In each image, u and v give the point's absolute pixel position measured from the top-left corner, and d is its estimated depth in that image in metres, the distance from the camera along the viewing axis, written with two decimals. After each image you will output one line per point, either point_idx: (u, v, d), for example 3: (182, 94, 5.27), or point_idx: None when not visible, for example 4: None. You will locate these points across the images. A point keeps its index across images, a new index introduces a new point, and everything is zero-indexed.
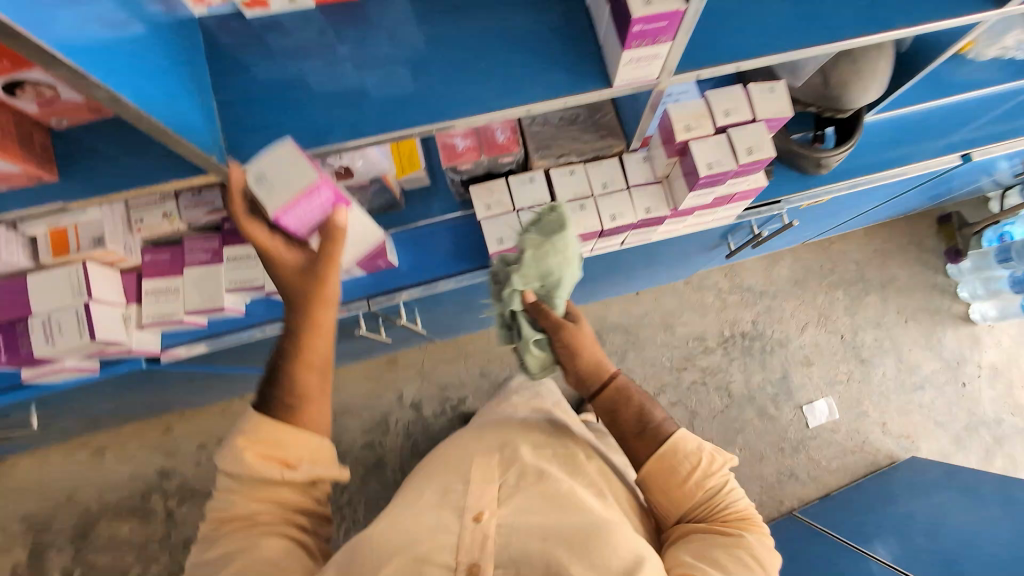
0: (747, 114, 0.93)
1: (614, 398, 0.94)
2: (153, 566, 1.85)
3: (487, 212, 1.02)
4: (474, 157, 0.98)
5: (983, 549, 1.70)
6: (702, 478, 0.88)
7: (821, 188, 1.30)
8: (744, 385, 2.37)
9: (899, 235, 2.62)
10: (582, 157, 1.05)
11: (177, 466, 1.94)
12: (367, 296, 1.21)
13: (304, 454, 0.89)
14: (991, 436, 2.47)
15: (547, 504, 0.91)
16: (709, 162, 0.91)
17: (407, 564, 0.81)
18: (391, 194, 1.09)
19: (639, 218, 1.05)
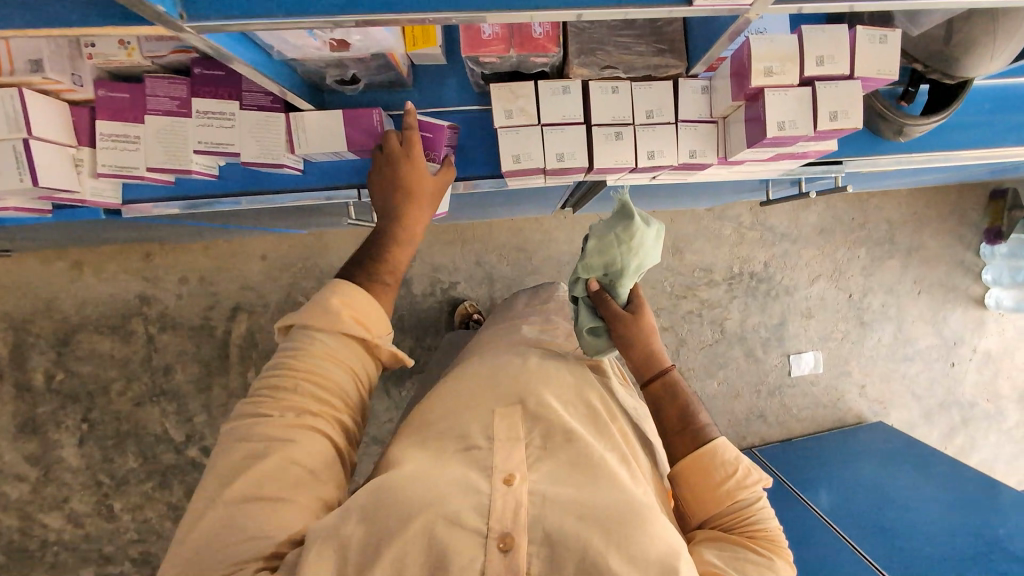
0: (844, 68, 0.79)
1: (659, 390, 1.01)
2: (136, 384, 1.92)
3: (505, 119, 0.87)
4: (501, 50, 0.81)
5: (918, 528, 1.77)
6: (736, 487, 0.93)
7: (891, 155, 1.13)
8: (738, 323, 2.33)
9: (945, 202, 2.43)
10: (630, 73, 0.89)
11: (158, 295, 1.91)
12: (359, 184, 1.10)
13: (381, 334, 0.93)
14: (960, 417, 2.50)
15: (578, 473, 0.87)
16: (781, 123, 0.79)
17: (435, 522, 0.76)
18: (396, 73, 0.93)
19: (681, 161, 0.91)
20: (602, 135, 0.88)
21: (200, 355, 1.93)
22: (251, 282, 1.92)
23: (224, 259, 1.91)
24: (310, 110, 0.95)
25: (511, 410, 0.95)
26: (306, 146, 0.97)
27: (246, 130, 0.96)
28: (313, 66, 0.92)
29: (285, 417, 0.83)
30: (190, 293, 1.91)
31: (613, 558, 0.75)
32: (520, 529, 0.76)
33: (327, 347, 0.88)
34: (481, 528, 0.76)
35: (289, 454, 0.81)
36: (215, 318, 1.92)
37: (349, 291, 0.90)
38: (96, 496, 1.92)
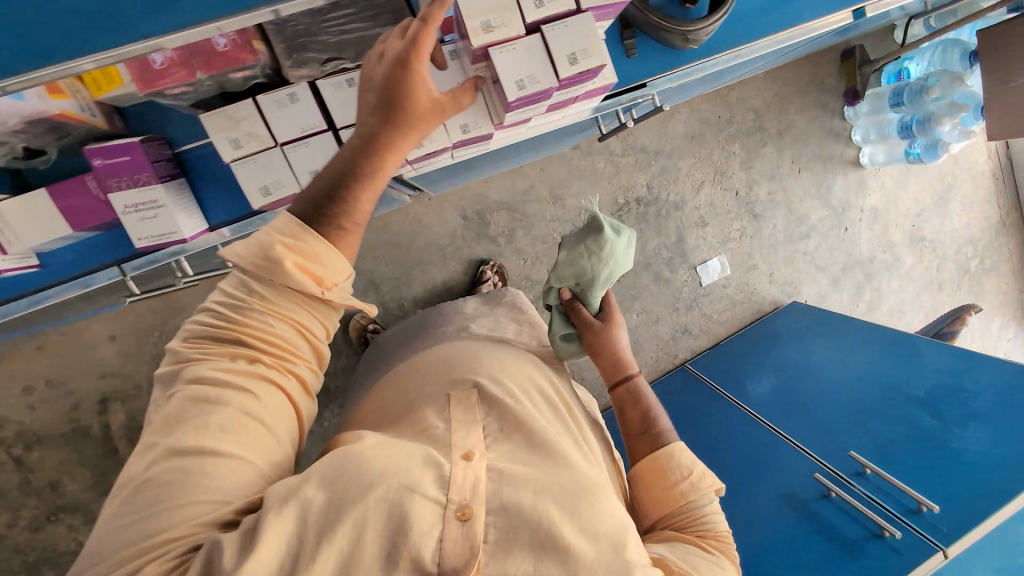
0: (567, 3, 0.77)
1: (623, 397, 1.02)
2: (22, 512, 1.74)
3: (235, 151, 0.86)
4: (185, 75, 0.80)
5: (833, 392, 1.79)
6: (689, 488, 0.91)
7: (688, 66, 1.10)
8: (639, 251, 2.25)
9: (801, 76, 2.42)
10: (357, 61, 0.87)
11: (8, 414, 1.70)
12: (117, 262, 0.96)
13: (338, 279, 0.71)
14: (865, 274, 2.58)
15: (532, 455, 0.81)
16: (520, 80, 0.76)
17: (391, 491, 0.65)
18: (80, 123, 0.82)
19: (455, 139, 0.90)
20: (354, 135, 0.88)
21: (85, 459, 1.76)
22: (109, 367, 1.75)
23: (68, 353, 1.72)
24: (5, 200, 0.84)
25: (467, 396, 0.91)
26: (20, 241, 0.86)
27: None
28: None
29: (230, 361, 0.68)
30: (44, 400, 1.72)
31: (568, 528, 0.70)
32: (478, 500, 0.70)
33: (271, 300, 0.70)
34: (441, 499, 0.68)
35: (241, 410, 0.66)
36: (85, 417, 1.75)
37: (294, 228, 0.68)
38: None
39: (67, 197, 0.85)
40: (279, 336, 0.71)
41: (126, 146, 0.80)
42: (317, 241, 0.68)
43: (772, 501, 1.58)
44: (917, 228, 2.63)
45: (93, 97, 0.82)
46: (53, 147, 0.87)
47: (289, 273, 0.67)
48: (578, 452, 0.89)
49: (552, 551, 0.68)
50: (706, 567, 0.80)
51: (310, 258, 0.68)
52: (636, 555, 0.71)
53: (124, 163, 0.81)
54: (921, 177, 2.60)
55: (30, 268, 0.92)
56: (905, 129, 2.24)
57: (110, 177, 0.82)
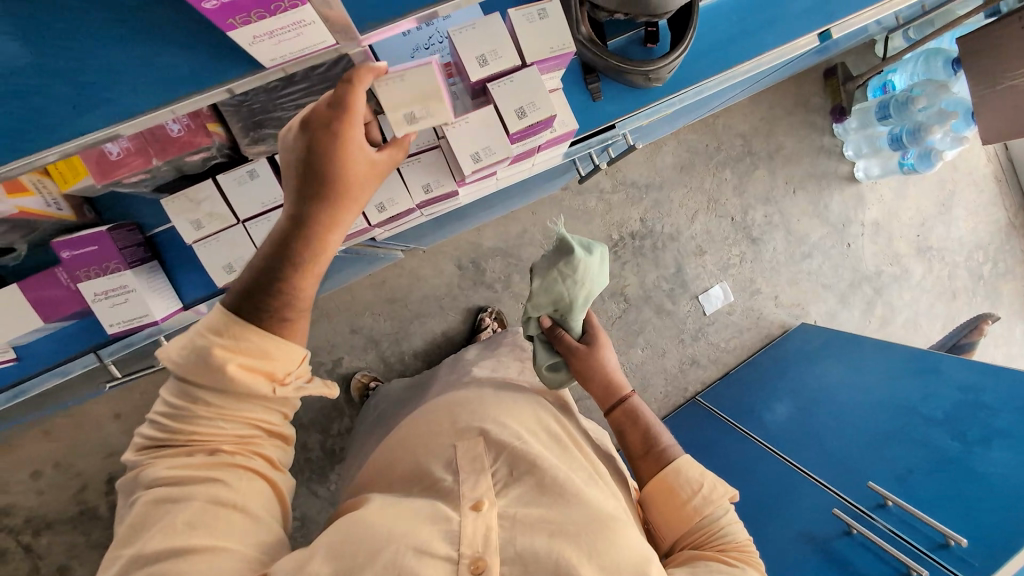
0: (511, 60, 0.77)
1: (621, 417, 0.98)
2: None
3: (197, 232, 0.88)
4: (142, 163, 0.81)
5: (850, 415, 1.72)
6: (702, 503, 0.86)
7: (657, 103, 1.10)
8: (639, 285, 2.23)
9: (786, 98, 2.43)
10: None
11: (16, 500, 1.70)
12: (94, 347, 0.97)
13: (292, 367, 0.70)
14: (874, 289, 2.52)
15: (548, 495, 0.80)
16: (476, 153, 0.82)
17: (404, 553, 0.67)
18: (47, 218, 0.83)
19: (417, 200, 0.91)
20: None
21: (93, 542, 1.73)
22: (114, 445, 1.75)
23: (73, 433, 1.72)
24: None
25: (473, 440, 0.88)
26: None
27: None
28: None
29: (191, 458, 0.67)
30: (51, 485, 1.71)
31: (586, 568, 0.71)
32: (491, 550, 0.71)
33: (219, 402, 0.68)
34: (453, 555, 0.70)
35: (212, 501, 0.64)
36: (91, 498, 1.74)
37: (233, 328, 0.66)
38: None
39: (36, 288, 0.84)
40: (237, 422, 0.69)
41: (93, 235, 0.81)
42: (262, 336, 0.67)
43: (792, 545, 1.51)
44: (922, 238, 2.58)
45: (60, 189, 0.83)
46: (23, 245, 0.87)
47: (234, 375, 0.66)
48: (592, 486, 0.86)
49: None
50: None
51: (248, 353, 0.67)
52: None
53: (92, 252, 0.81)
54: (920, 186, 2.57)
55: (6, 361, 0.92)
56: (896, 140, 2.22)
57: (78, 265, 0.82)
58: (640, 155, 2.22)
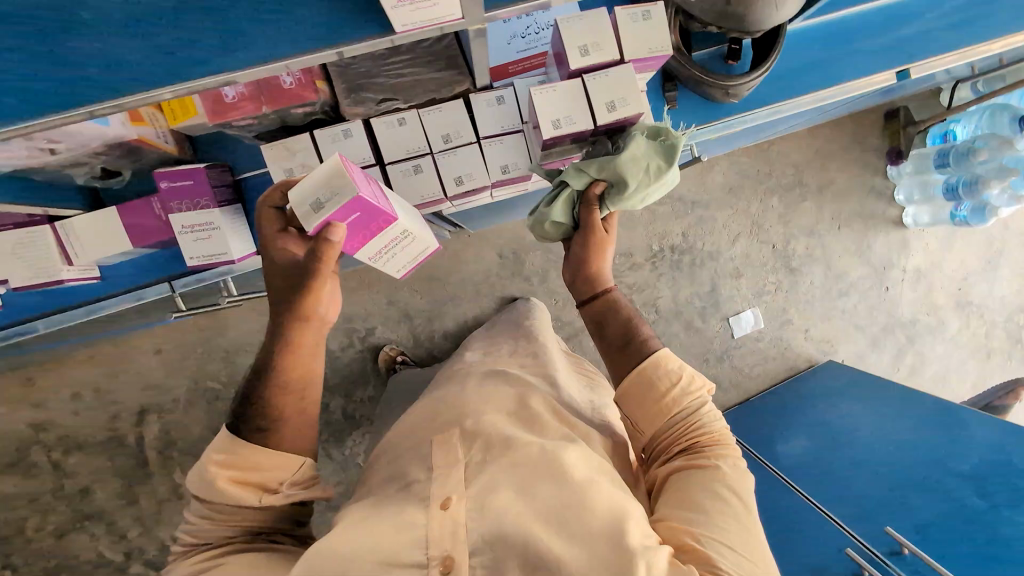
0: (611, 56, 0.80)
1: (597, 309, 0.94)
2: (53, 515, 1.80)
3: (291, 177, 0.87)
4: (254, 109, 0.85)
5: (866, 458, 1.72)
6: (682, 394, 0.89)
7: (730, 118, 1.12)
8: (671, 299, 2.24)
9: (844, 133, 2.42)
10: (410, 103, 0.92)
11: (53, 417, 1.78)
12: (167, 278, 1.02)
13: (284, 476, 0.86)
14: (906, 336, 2.49)
15: (519, 471, 0.83)
16: (557, 119, 0.80)
17: (373, 569, 0.75)
18: (155, 150, 0.87)
19: (493, 179, 0.93)
20: (401, 170, 0.90)
21: (117, 469, 1.82)
22: (150, 380, 1.82)
23: (114, 362, 1.80)
24: (79, 216, 0.89)
25: (449, 437, 0.94)
26: (84, 256, 0.90)
27: (7, 253, 0.88)
28: (56, 169, 0.86)
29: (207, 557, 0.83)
30: (87, 408, 1.79)
31: (554, 541, 0.74)
32: (458, 546, 0.76)
33: (222, 513, 0.84)
34: (423, 560, 0.76)
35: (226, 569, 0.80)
36: (122, 427, 1.81)
37: (230, 443, 0.84)
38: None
39: (131, 213, 0.89)
40: (241, 519, 0.85)
41: (191, 172, 0.86)
42: (254, 452, 0.84)
43: None
44: (963, 292, 2.54)
45: (170, 125, 0.89)
46: (127, 170, 0.94)
47: (226, 489, 0.82)
48: (566, 444, 0.88)
49: (541, 568, 0.72)
50: (706, 493, 0.79)
51: (244, 462, 0.83)
52: (636, 538, 0.73)
53: (188, 188, 0.86)
54: (968, 240, 2.53)
55: (89, 279, 0.96)
56: (951, 191, 2.20)
57: (171, 198, 0.87)
58: (691, 171, 2.23)
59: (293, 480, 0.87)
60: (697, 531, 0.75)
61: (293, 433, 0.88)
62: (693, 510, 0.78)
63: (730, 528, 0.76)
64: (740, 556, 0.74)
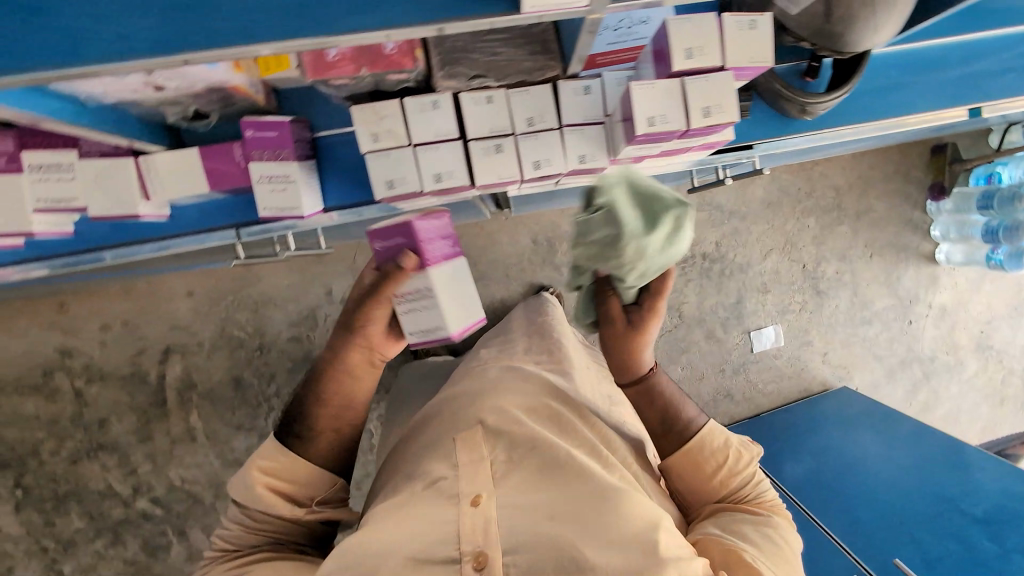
0: (714, 59, 0.75)
1: (637, 395, 0.98)
2: (68, 441, 1.82)
3: (374, 144, 0.80)
4: (350, 71, 0.79)
5: (874, 488, 1.75)
6: (727, 472, 0.94)
7: (797, 136, 1.12)
8: (696, 306, 2.24)
9: (888, 162, 2.41)
10: (503, 82, 0.83)
11: (80, 345, 1.79)
12: (235, 224, 0.99)
13: (314, 493, 0.94)
14: (922, 372, 2.50)
15: (545, 480, 0.89)
16: (652, 118, 0.75)
17: (405, 563, 0.77)
18: (245, 97, 0.86)
19: (570, 167, 0.86)
20: (481, 148, 0.82)
21: (137, 404, 1.84)
22: (179, 321, 1.84)
23: (147, 298, 1.81)
24: (161, 152, 0.87)
25: (472, 432, 0.99)
26: (162, 193, 0.88)
27: (89, 184, 0.85)
28: (148, 105, 0.84)
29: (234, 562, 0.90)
30: (115, 340, 1.81)
31: (586, 545, 0.76)
32: (492, 543, 0.78)
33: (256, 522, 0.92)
34: (455, 555, 0.78)
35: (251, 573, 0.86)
36: (146, 364, 1.83)
37: (270, 450, 0.92)
38: (43, 562, 1.85)
39: (211, 157, 0.88)
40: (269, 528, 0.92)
41: (276, 122, 0.86)
42: (286, 460, 0.92)
43: None
44: (984, 335, 2.54)
45: (261, 78, 0.85)
46: (216, 114, 0.91)
47: (262, 494, 0.89)
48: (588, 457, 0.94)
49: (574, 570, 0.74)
50: (755, 532, 0.86)
51: (280, 470, 0.91)
52: (668, 548, 0.76)
53: (270, 137, 0.85)
54: (997, 284, 2.52)
55: (159, 218, 0.94)
56: (991, 233, 2.19)
57: (252, 146, 0.86)
58: (733, 181, 2.23)
59: (323, 497, 0.95)
60: (746, 551, 0.82)
61: (323, 448, 0.94)
62: (744, 542, 0.84)
63: (771, 567, 0.82)
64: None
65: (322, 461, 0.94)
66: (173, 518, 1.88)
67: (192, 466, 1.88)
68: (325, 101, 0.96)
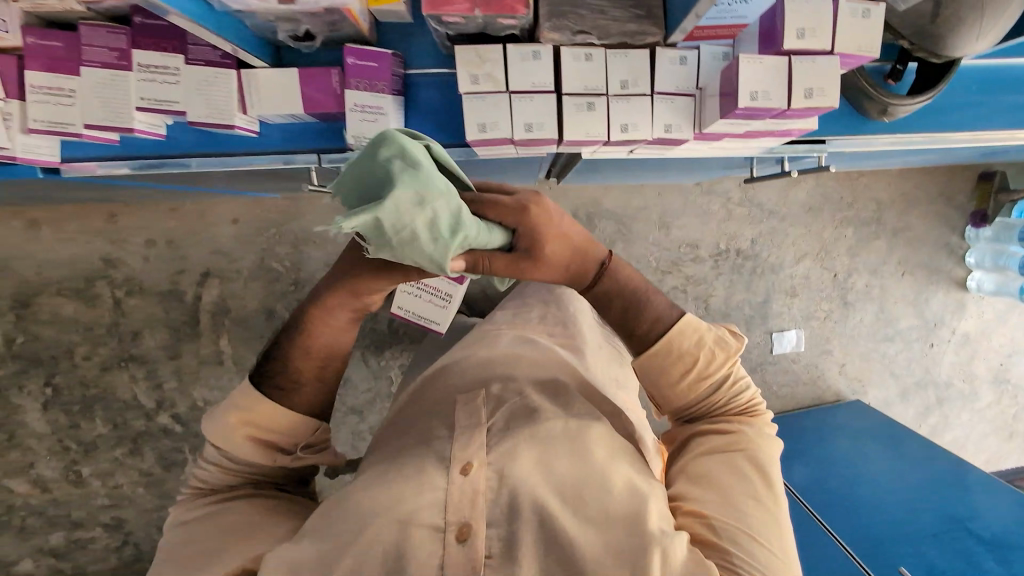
0: (824, 43, 0.77)
1: (608, 294, 0.88)
2: (101, 349, 1.86)
3: (472, 85, 0.81)
4: (466, 10, 0.76)
5: (879, 504, 1.85)
6: (698, 374, 0.91)
7: (871, 138, 1.12)
8: (724, 300, 2.25)
9: (934, 183, 2.39)
10: (605, 41, 0.83)
11: (124, 257, 1.83)
12: (318, 149, 1.00)
13: (297, 440, 0.94)
14: (936, 397, 2.51)
15: (537, 454, 0.89)
16: (755, 92, 0.76)
17: (393, 524, 0.82)
18: (354, 25, 0.85)
19: (655, 136, 0.87)
20: (573, 105, 0.83)
21: (171, 321, 1.88)
22: (221, 246, 1.87)
23: (193, 220, 1.85)
24: (263, 68, 0.88)
25: (475, 395, 0.99)
26: (260, 107, 0.88)
27: (191, 89, 0.86)
28: (265, 18, 0.84)
29: (215, 499, 0.93)
30: (158, 257, 1.84)
31: (568, 519, 0.83)
32: (477, 514, 0.83)
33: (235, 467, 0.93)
34: (439, 523, 0.82)
35: (232, 515, 0.91)
36: (184, 284, 1.86)
37: (251, 398, 0.90)
38: (63, 462, 1.90)
39: (309, 80, 0.88)
40: (249, 470, 0.94)
41: (376, 54, 0.88)
42: (269, 411, 0.90)
43: None
44: (1002, 368, 2.55)
45: (367, 8, 0.87)
46: (322, 36, 0.89)
47: (244, 442, 0.90)
48: (589, 422, 0.95)
49: (555, 542, 0.81)
50: (729, 469, 0.87)
51: (262, 419, 0.91)
52: (655, 522, 0.81)
53: (371, 66, 0.88)
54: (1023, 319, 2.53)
55: (248, 132, 0.95)
56: None
57: (347, 73, 0.88)
58: (777, 181, 2.23)
59: (307, 443, 0.95)
60: (717, 521, 0.83)
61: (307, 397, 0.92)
62: (715, 485, 0.87)
63: (750, 514, 0.83)
64: (759, 542, 0.81)
65: (307, 411, 0.93)
66: (191, 436, 1.93)
67: (215, 389, 1.92)
68: (426, 37, 0.95)
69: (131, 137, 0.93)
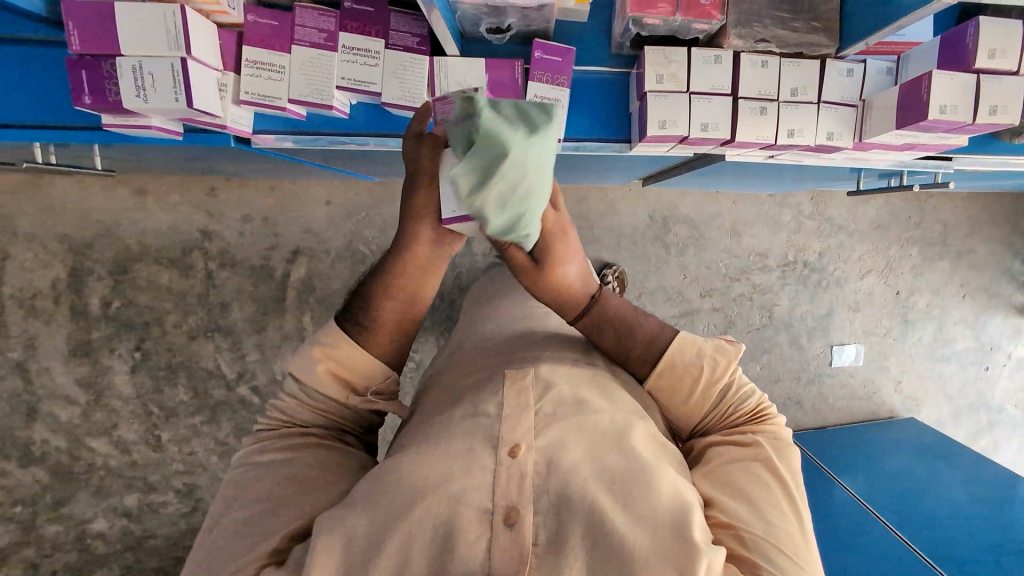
0: (1011, 64, 0.86)
1: (594, 324, 0.86)
2: (190, 318, 1.89)
3: (656, 85, 0.91)
4: (667, 13, 0.89)
5: (947, 522, 1.85)
6: (708, 387, 0.82)
7: (999, 157, 1.14)
8: (787, 310, 2.28)
9: (1000, 209, 2.42)
10: (782, 49, 0.95)
11: (220, 230, 1.88)
12: None
13: (370, 383, 0.79)
14: (988, 420, 2.53)
15: (589, 439, 0.71)
16: (943, 106, 0.86)
17: (441, 505, 0.64)
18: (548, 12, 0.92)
19: (817, 142, 0.97)
20: (748, 109, 0.93)
21: (257, 295, 1.91)
22: (312, 226, 1.93)
23: (289, 198, 1.91)
24: (453, 56, 0.96)
25: (520, 376, 0.80)
26: (448, 92, 0.98)
27: (388, 71, 0.94)
28: (471, 14, 0.94)
29: (291, 440, 0.77)
30: (252, 232, 1.90)
31: (615, 513, 0.64)
32: (525, 499, 0.65)
33: (308, 397, 0.78)
34: (486, 504, 0.65)
35: (301, 462, 0.74)
36: (275, 260, 1.91)
37: (334, 335, 0.77)
38: (144, 426, 1.90)
39: (493, 70, 0.97)
40: (325, 409, 0.78)
41: (560, 50, 0.98)
42: (344, 345, 0.77)
43: None
44: None
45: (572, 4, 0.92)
46: (514, 30, 0.98)
47: (320, 374, 0.76)
48: (635, 418, 0.77)
49: (604, 548, 0.61)
50: (750, 482, 0.71)
51: (343, 355, 0.77)
52: (699, 531, 0.63)
53: (553, 57, 0.98)
54: None
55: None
56: None
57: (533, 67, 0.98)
58: (849, 197, 2.26)
59: (378, 388, 0.80)
60: (745, 532, 0.66)
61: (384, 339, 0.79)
62: (738, 501, 0.69)
63: (788, 530, 0.67)
64: (794, 562, 0.64)
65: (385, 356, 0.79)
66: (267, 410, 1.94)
67: None
68: (597, 38, 1.03)
69: (316, 112, 1.00)
